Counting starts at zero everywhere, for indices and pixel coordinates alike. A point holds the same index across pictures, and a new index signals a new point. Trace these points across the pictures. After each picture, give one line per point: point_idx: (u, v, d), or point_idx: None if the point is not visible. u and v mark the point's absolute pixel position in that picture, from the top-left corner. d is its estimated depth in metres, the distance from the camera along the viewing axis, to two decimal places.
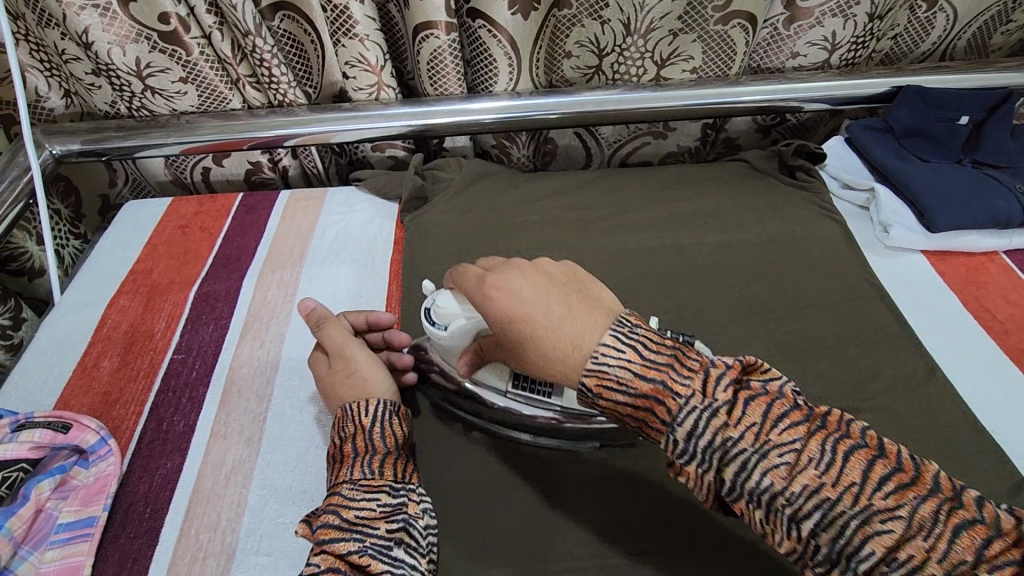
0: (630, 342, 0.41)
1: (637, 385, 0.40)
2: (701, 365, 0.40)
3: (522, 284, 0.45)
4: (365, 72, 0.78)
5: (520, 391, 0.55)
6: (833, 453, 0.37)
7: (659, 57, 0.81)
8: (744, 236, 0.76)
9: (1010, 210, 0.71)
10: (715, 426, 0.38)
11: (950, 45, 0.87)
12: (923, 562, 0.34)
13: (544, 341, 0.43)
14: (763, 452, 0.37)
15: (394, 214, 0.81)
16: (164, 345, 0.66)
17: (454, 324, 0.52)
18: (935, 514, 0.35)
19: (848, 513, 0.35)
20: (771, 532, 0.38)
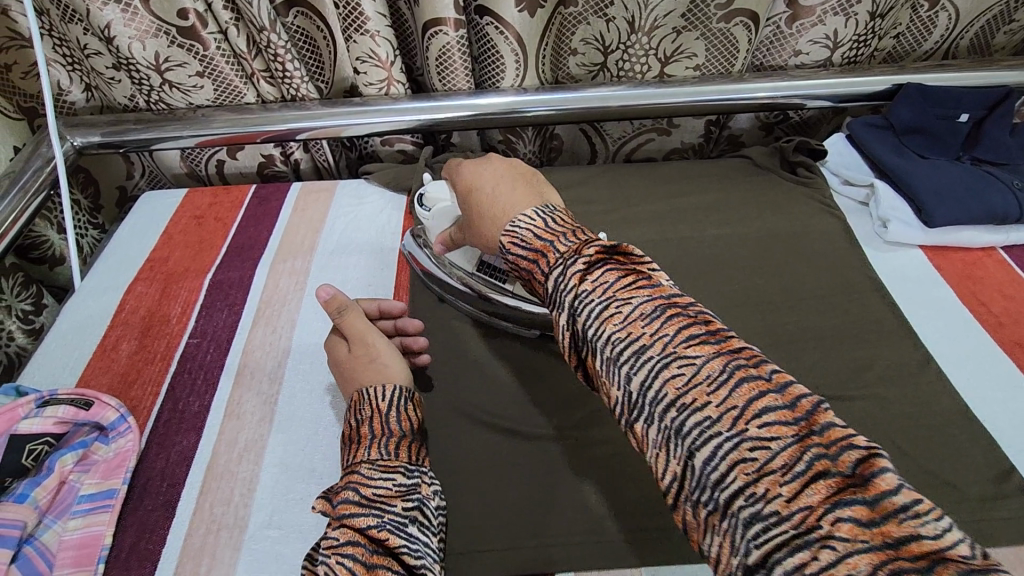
0: (546, 216, 0.44)
1: (533, 243, 0.43)
2: (659, 302, 0.36)
3: (488, 169, 0.53)
4: (375, 68, 0.81)
5: (483, 275, 0.65)
6: (661, 311, 0.36)
7: (663, 54, 0.83)
8: (745, 230, 0.77)
9: (1007, 206, 0.72)
10: (646, 357, 0.35)
11: (953, 44, 0.88)
12: (705, 406, 0.32)
13: (484, 206, 0.50)
14: (604, 302, 0.37)
15: (403, 206, 0.84)
16: (180, 330, 0.68)
17: (438, 207, 0.65)
18: (727, 367, 0.33)
19: (654, 359, 0.35)
20: (602, 384, 0.37)
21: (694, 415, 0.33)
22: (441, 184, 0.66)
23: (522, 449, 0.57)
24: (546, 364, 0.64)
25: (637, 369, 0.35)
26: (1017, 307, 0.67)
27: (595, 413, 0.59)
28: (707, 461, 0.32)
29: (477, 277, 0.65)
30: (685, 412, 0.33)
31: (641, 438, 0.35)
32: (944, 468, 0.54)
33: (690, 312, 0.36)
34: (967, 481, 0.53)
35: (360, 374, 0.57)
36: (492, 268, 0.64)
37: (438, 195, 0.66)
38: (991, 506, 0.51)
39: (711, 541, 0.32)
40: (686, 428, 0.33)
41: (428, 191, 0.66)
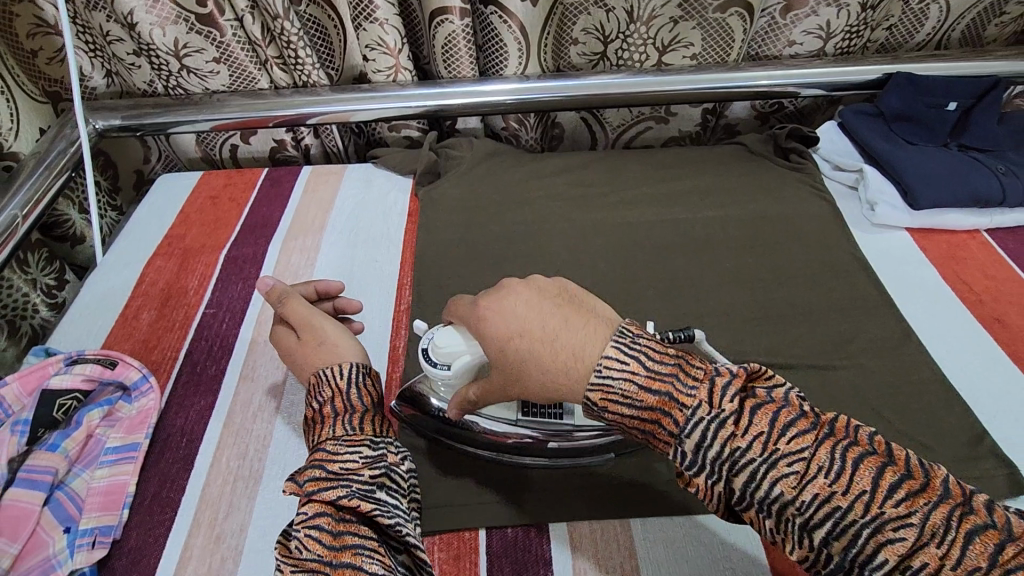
0: (635, 353, 0.42)
1: (644, 397, 0.41)
2: (829, 444, 0.37)
3: (517, 301, 0.45)
4: (383, 55, 0.84)
5: (530, 416, 0.53)
6: (842, 459, 0.36)
7: (661, 44, 0.86)
8: (737, 212, 0.80)
9: (991, 190, 0.74)
10: (850, 523, 0.35)
11: (944, 36, 0.90)
12: (937, 568, 0.33)
13: (541, 347, 0.43)
14: (770, 461, 0.37)
15: (409, 188, 0.87)
16: (197, 301, 0.72)
17: (456, 361, 0.50)
18: (947, 519, 0.34)
19: (861, 522, 0.35)
20: (784, 542, 0.37)
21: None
22: (448, 327, 0.51)
23: None
24: None
25: (840, 535, 0.35)
26: (998, 286, 0.70)
27: None
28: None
29: (523, 422, 0.53)
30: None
31: None
32: (921, 432, 0.57)
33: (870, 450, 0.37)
34: (943, 443, 0.56)
35: (305, 361, 0.57)
36: (540, 406, 0.53)
37: (453, 345, 0.50)
38: (964, 465, 0.54)
39: None
40: None
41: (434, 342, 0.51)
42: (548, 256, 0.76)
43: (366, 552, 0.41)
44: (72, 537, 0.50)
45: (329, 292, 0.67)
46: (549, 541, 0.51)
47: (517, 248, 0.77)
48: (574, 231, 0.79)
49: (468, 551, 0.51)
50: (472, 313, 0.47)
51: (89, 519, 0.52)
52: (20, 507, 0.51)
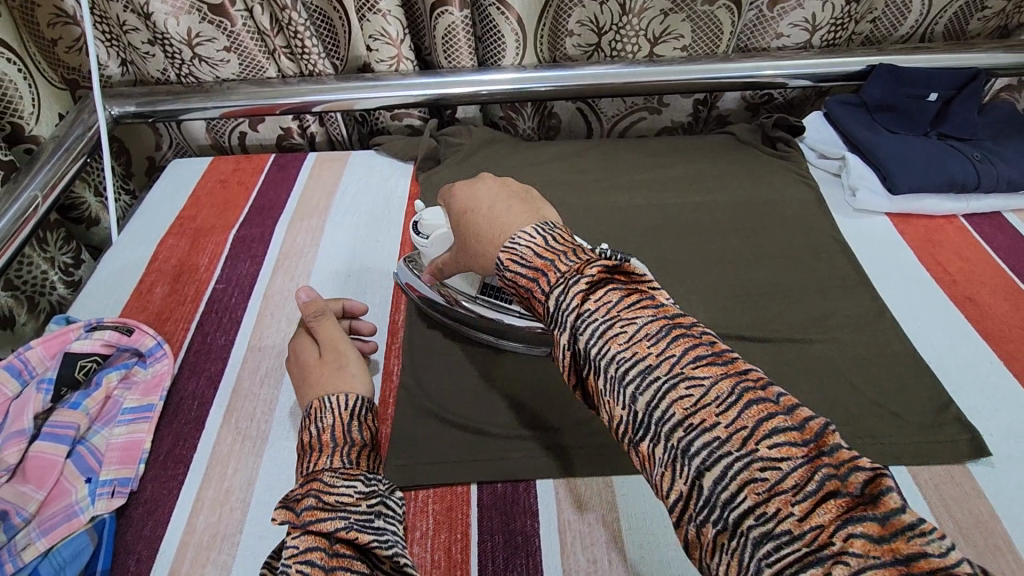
0: (546, 234, 0.43)
1: (533, 260, 0.41)
2: (663, 321, 0.36)
3: (481, 189, 0.50)
4: (386, 45, 0.88)
5: (486, 297, 0.64)
6: (666, 331, 0.35)
7: (652, 35, 0.89)
8: (724, 197, 0.83)
9: (966, 176, 0.77)
10: (651, 378, 0.34)
11: (928, 29, 0.93)
12: (713, 426, 0.31)
13: (482, 226, 0.48)
14: (608, 321, 0.36)
15: (410, 173, 0.91)
16: (208, 277, 0.76)
17: (433, 234, 0.63)
18: (735, 388, 0.32)
19: (660, 380, 0.34)
20: (604, 403, 0.36)
21: (703, 436, 0.31)
22: (435, 208, 0.64)
23: (513, 379, 0.63)
24: None
25: (643, 390, 0.34)
26: (972, 267, 0.73)
27: None
28: (713, 485, 0.31)
29: (478, 301, 0.64)
30: (692, 434, 0.32)
31: (647, 456, 0.34)
32: (891, 400, 0.60)
33: (696, 332, 0.35)
34: (910, 411, 0.59)
35: (315, 378, 0.57)
36: (494, 288, 0.64)
37: (433, 221, 0.64)
38: (929, 431, 0.58)
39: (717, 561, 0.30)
40: (693, 448, 0.32)
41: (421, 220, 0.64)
42: None
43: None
44: (93, 486, 0.54)
45: (356, 314, 0.67)
46: (536, 493, 0.55)
47: None
48: (567, 213, 0.82)
49: (461, 502, 0.54)
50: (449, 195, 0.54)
51: (108, 471, 0.55)
52: (45, 458, 0.55)
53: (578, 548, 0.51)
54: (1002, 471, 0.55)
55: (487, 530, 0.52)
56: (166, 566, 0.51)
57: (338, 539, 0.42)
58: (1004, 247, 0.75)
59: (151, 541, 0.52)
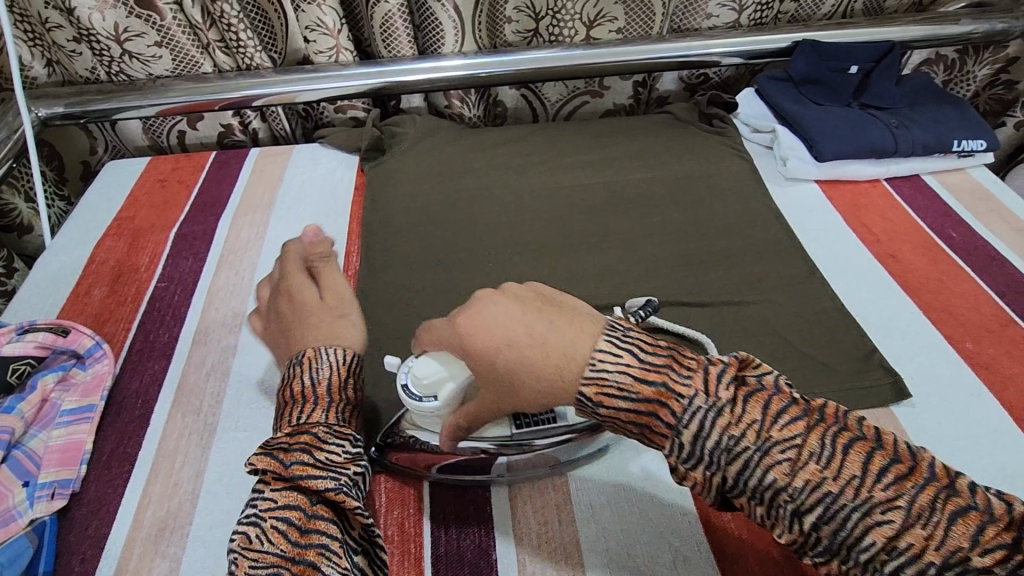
0: (627, 345, 0.42)
1: (640, 390, 0.41)
2: (821, 431, 0.39)
3: (494, 313, 0.45)
4: (324, 36, 0.87)
5: (524, 431, 0.50)
6: (832, 446, 0.38)
7: (587, 19, 0.91)
8: (665, 173, 0.86)
9: (885, 140, 0.81)
10: (841, 506, 0.37)
11: (848, 7, 0.99)
12: (923, 549, 0.35)
13: (535, 360, 0.43)
14: (763, 448, 0.38)
15: (354, 164, 0.90)
16: (149, 276, 0.74)
17: (443, 389, 0.48)
18: (932, 503, 0.36)
19: (850, 507, 0.36)
20: (776, 525, 0.39)
21: (912, 559, 0.35)
22: (425, 356, 0.49)
23: None
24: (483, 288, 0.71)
25: (830, 520, 0.37)
26: (894, 227, 0.77)
27: None
28: None
29: (520, 441, 0.50)
30: (899, 558, 0.35)
31: (839, 572, 0.38)
32: (820, 353, 0.63)
33: (855, 433, 0.39)
34: (840, 362, 0.63)
35: (309, 312, 0.56)
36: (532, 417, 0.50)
37: (433, 373, 0.48)
38: (859, 377, 0.61)
39: None
40: (905, 573, 0.35)
41: (414, 371, 0.49)
42: (489, 219, 0.80)
43: (330, 554, 0.42)
44: (31, 490, 0.53)
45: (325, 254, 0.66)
46: None
47: (459, 213, 0.81)
48: (511, 195, 0.84)
49: (412, 480, 0.55)
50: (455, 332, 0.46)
51: (48, 474, 0.54)
52: None
53: (529, 512, 0.52)
54: (920, 411, 0.59)
55: (440, 505, 0.53)
56: (112, 565, 0.50)
57: (319, 500, 0.44)
58: (923, 207, 0.80)
59: (95, 541, 0.51)
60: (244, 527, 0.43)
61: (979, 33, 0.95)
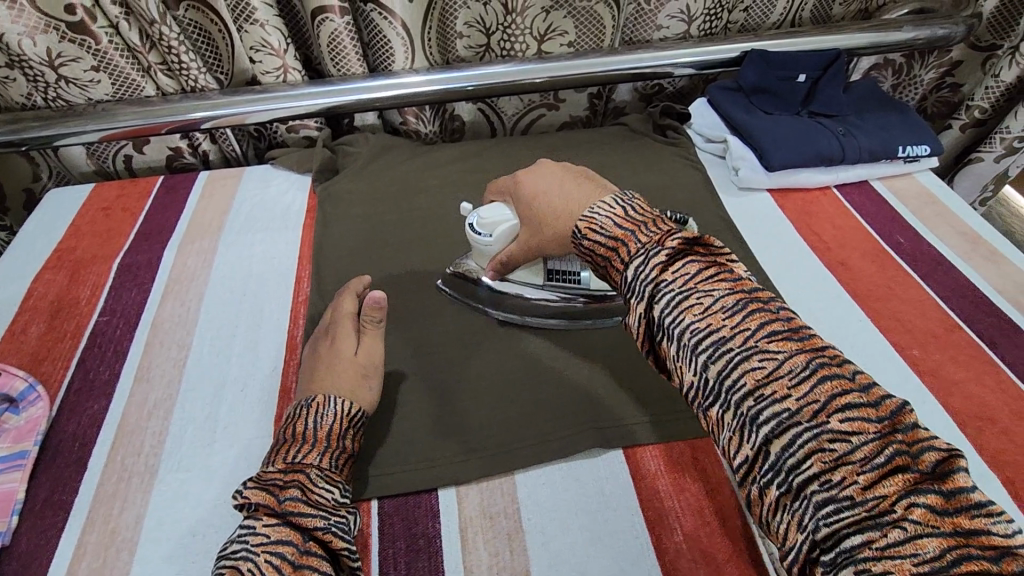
0: (625, 204, 0.49)
1: (614, 230, 0.47)
2: (741, 296, 0.41)
3: (545, 174, 0.58)
4: (270, 56, 0.85)
5: (553, 282, 0.66)
6: (743, 306, 0.40)
7: (538, 33, 0.91)
8: (619, 185, 0.86)
9: (833, 149, 0.83)
10: (726, 349, 0.38)
11: (796, 15, 1.00)
12: (785, 398, 0.36)
13: (555, 207, 0.54)
14: (684, 292, 0.41)
15: (307, 185, 0.88)
16: (89, 310, 0.71)
17: (498, 231, 0.62)
18: (809, 363, 0.37)
19: (734, 351, 0.38)
20: (678, 370, 0.41)
21: (772, 404, 0.36)
22: (494, 205, 0.62)
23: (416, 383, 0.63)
24: (436, 311, 0.71)
25: (715, 360, 0.39)
26: (844, 234, 0.78)
27: (479, 346, 0.67)
28: (780, 450, 0.35)
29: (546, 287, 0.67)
30: (762, 404, 0.36)
31: (715, 420, 0.39)
32: None
33: (770, 307, 0.40)
34: None
35: (344, 364, 0.59)
36: (563, 275, 0.65)
37: (495, 218, 0.62)
38: None
39: (779, 517, 0.35)
40: (763, 417, 0.36)
41: (482, 216, 0.62)
42: (443, 238, 0.80)
43: None
44: None
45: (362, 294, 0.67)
46: (437, 496, 0.55)
47: (413, 233, 0.80)
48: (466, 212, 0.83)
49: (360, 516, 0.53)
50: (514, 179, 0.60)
51: None
52: None
53: (479, 543, 0.51)
54: None
55: (389, 539, 0.52)
56: None
57: (311, 537, 0.47)
58: (872, 213, 0.81)
59: None
60: (234, 561, 0.44)
61: (921, 39, 0.97)
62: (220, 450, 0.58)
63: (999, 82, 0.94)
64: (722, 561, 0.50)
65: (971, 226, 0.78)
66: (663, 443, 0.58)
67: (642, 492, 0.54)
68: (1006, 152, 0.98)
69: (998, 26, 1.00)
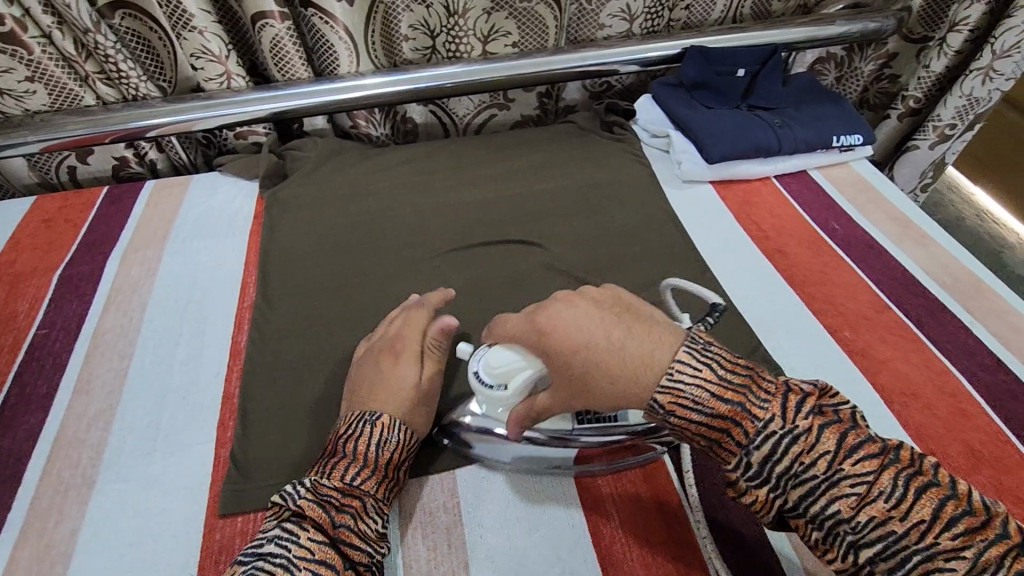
0: (709, 360, 0.43)
1: (715, 406, 0.41)
2: (894, 471, 0.38)
3: (577, 314, 0.47)
4: (211, 63, 0.85)
5: (586, 425, 0.53)
6: (905, 487, 0.37)
7: (481, 34, 0.92)
8: (566, 182, 0.88)
9: (770, 140, 0.85)
10: (903, 549, 0.36)
11: (736, 11, 1.03)
12: None
13: (610, 364, 0.44)
14: (831, 479, 0.38)
15: (254, 191, 0.88)
16: (28, 323, 0.70)
17: (515, 380, 0.51)
18: (1004, 560, 0.34)
19: (913, 550, 0.36)
20: (828, 552, 0.39)
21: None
22: (505, 347, 0.52)
23: None
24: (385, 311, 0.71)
25: (887, 558, 0.36)
26: (782, 223, 0.80)
27: None
28: None
29: (578, 435, 0.53)
30: None
31: None
32: None
33: (933, 481, 0.38)
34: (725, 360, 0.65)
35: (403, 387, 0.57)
36: (597, 415, 0.53)
37: (510, 366, 0.51)
38: None
39: None
40: None
41: (490, 363, 0.52)
42: (391, 240, 0.80)
43: None
44: None
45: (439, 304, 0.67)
46: None
47: (362, 236, 0.80)
48: (414, 213, 0.84)
49: None
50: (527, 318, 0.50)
51: None
52: None
53: (418, 538, 0.52)
54: None
55: None
56: None
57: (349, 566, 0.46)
58: (809, 201, 0.83)
59: None
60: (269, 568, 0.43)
61: (853, 33, 1.00)
62: (160, 459, 0.58)
63: (929, 72, 0.98)
64: (657, 542, 0.51)
65: (904, 211, 0.81)
66: None
67: (580, 483, 0.55)
68: (939, 139, 1.02)
69: (929, 18, 1.04)
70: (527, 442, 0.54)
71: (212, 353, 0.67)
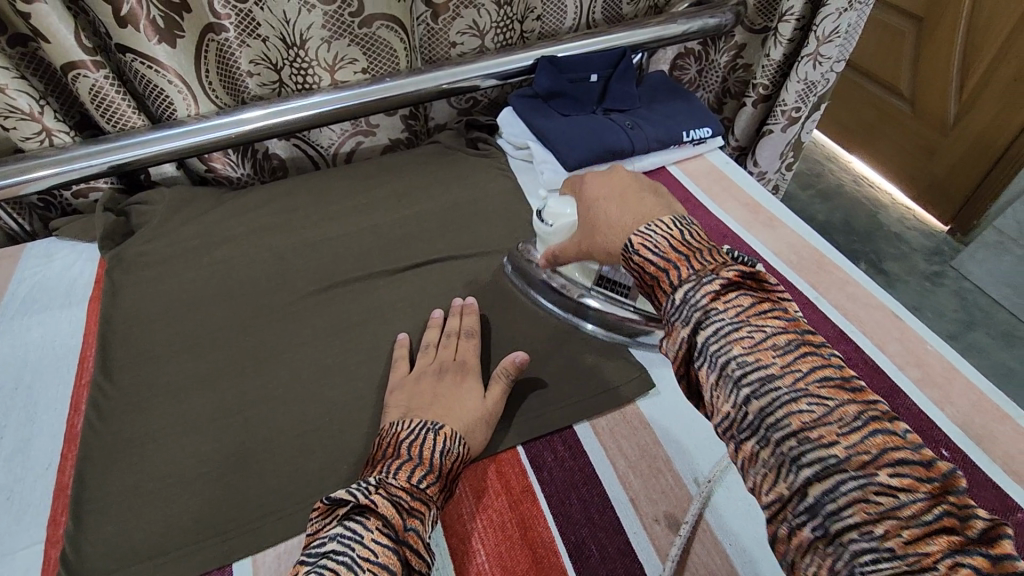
0: (683, 227, 0.45)
1: (668, 250, 0.43)
2: (794, 336, 0.37)
3: (619, 181, 0.56)
4: (24, 121, 0.78)
5: (600, 288, 0.68)
6: (795, 346, 0.37)
7: (326, 63, 0.89)
8: (432, 205, 0.87)
9: (623, 142, 0.87)
10: (775, 386, 0.35)
11: (589, 17, 1.05)
12: (831, 443, 0.33)
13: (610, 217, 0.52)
14: (736, 323, 0.38)
15: (96, 255, 0.81)
16: None
17: (559, 222, 0.64)
18: (862, 415, 0.33)
19: (784, 389, 0.35)
20: (716, 399, 0.38)
21: (817, 449, 0.33)
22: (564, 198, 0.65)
23: (212, 451, 0.60)
24: (244, 364, 0.67)
25: (760, 395, 0.35)
26: None
27: (283, 393, 0.65)
28: (820, 495, 0.32)
29: (591, 291, 0.68)
30: (807, 445, 0.33)
31: (749, 454, 0.36)
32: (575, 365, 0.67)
33: (825, 351, 0.37)
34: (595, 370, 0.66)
35: (470, 403, 0.58)
36: (612, 281, 0.67)
37: (558, 210, 0.64)
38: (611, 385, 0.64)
39: (807, 564, 0.32)
40: (805, 458, 0.33)
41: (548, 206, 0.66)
42: (249, 288, 0.76)
43: None
44: None
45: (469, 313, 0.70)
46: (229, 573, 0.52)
47: (217, 287, 0.76)
48: (275, 255, 0.80)
49: None
50: (580, 184, 0.61)
51: None
52: None
53: None
54: (664, 397, 0.64)
55: None
56: None
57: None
58: None
59: None
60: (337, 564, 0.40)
61: (696, 29, 1.03)
62: None
63: (770, 60, 1.04)
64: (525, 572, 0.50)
65: (754, 197, 0.85)
66: (471, 466, 0.57)
67: (447, 522, 0.54)
68: (789, 122, 1.08)
69: (765, 9, 1.08)
70: (553, 279, 0.71)
71: (42, 443, 0.61)
